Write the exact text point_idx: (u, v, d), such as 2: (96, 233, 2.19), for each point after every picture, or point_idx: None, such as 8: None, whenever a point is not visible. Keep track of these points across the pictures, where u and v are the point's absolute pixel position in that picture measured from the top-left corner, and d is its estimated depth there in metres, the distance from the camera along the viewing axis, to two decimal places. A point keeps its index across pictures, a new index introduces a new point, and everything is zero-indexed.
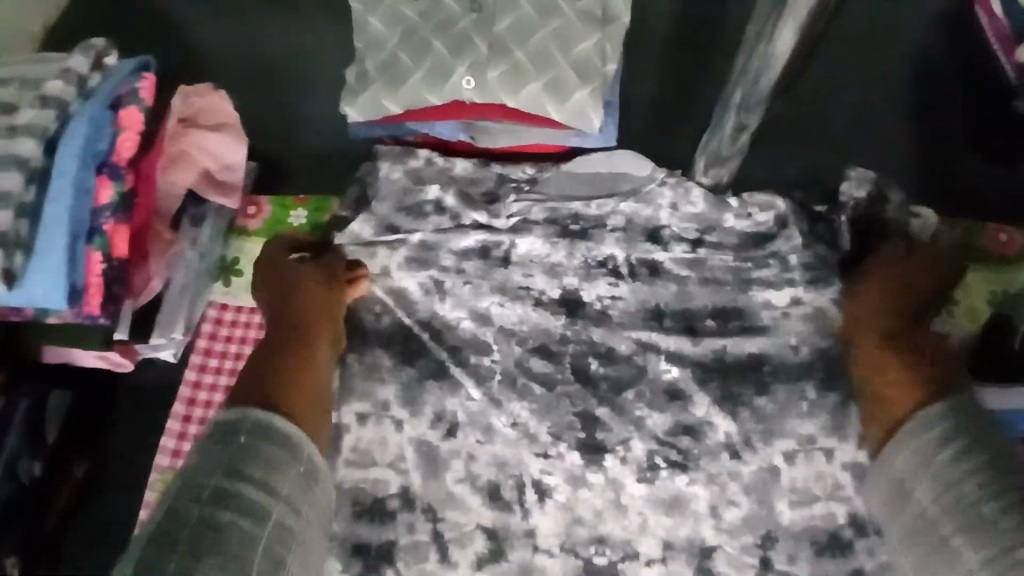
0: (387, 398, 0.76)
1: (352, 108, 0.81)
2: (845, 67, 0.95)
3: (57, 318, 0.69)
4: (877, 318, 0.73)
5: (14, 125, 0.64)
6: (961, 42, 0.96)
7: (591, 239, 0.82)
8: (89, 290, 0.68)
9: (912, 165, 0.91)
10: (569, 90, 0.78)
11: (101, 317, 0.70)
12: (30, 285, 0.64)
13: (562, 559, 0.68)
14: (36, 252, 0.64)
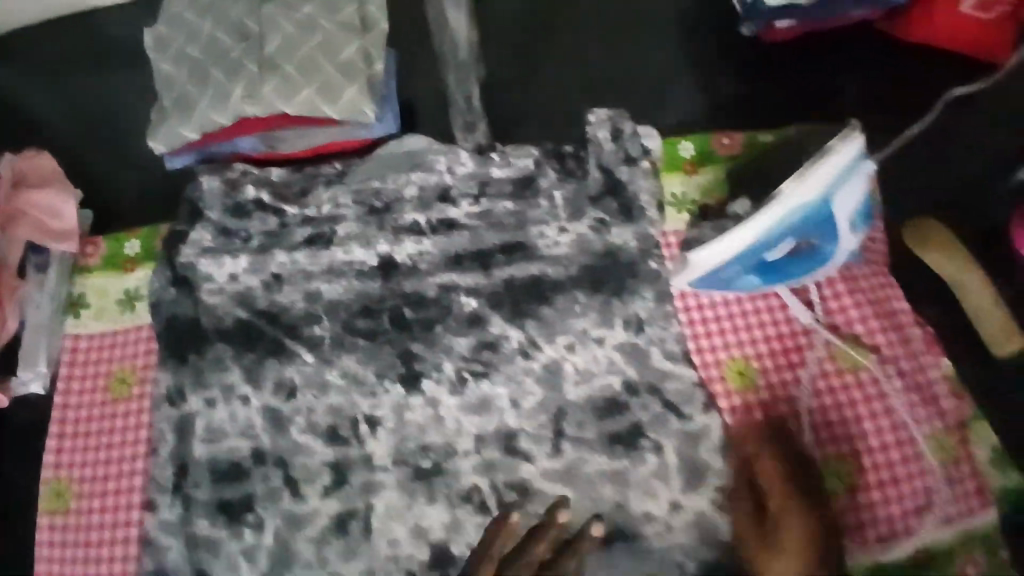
0: (234, 379, 0.86)
1: (156, 141, 0.93)
2: (597, 23, 1.12)
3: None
4: (763, 466, 0.79)
5: None
6: None
7: (394, 211, 0.97)
8: None
9: (670, 91, 1.10)
10: (338, 91, 0.92)
11: None
12: None
13: (395, 471, 0.82)
14: None
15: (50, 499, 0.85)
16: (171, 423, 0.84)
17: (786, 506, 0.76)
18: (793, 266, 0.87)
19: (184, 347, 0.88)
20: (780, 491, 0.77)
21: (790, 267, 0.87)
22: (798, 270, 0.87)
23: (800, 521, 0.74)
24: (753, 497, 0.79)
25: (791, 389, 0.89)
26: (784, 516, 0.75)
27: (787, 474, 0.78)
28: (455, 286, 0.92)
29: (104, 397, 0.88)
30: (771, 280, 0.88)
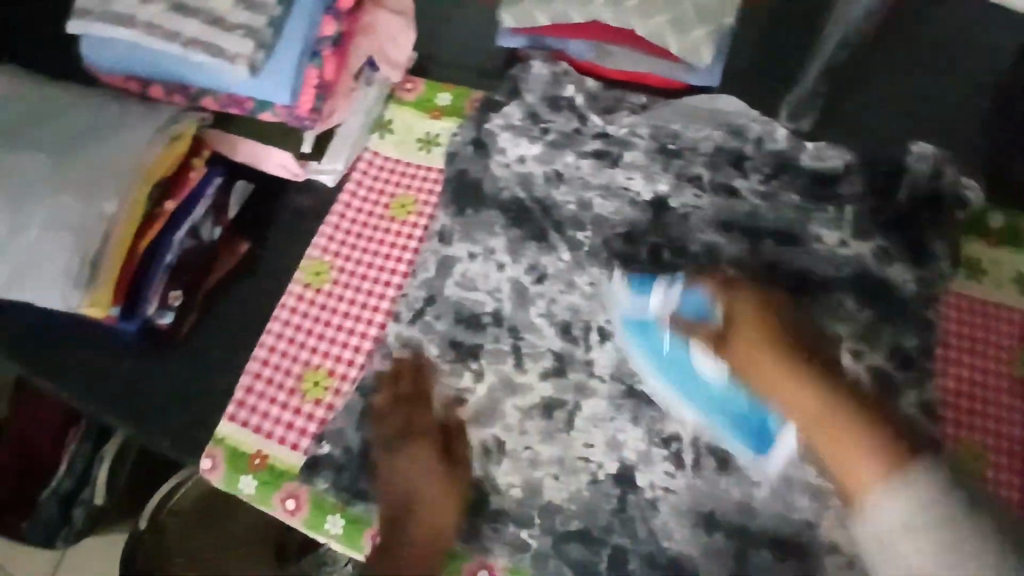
0: (495, 245, 0.93)
1: (507, 14, 0.98)
2: (938, 64, 1.05)
3: (272, 116, 0.84)
4: (771, 354, 0.69)
5: None
6: None
7: (685, 159, 0.96)
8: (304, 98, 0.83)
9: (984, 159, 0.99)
10: (689, 27, 0.94)
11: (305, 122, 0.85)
12: (263, 82, 0.80)
13: (609, 385, 0.84)
14: (274, 56, 0.79)
15: (310, 274, 0.92)
16: (435, 257, 0.92)
17: (789, 377, 0.68)
18: (682, 294, 0.78)
19: (464, 201, 0.96)
20: (778, 354, 0.69)
21: (682, 307, 0.77)
22: (691, 291, 0.77)
23: (845, 453, 0.63)
24: (759, 380, 0.70)
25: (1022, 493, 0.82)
26: (792, 381, 0.67)
27: (795, 344, 0.70)
28: (717, 250, 0.91)
29: (383, 212, 0.96)
30: (696, 395, 0.78)
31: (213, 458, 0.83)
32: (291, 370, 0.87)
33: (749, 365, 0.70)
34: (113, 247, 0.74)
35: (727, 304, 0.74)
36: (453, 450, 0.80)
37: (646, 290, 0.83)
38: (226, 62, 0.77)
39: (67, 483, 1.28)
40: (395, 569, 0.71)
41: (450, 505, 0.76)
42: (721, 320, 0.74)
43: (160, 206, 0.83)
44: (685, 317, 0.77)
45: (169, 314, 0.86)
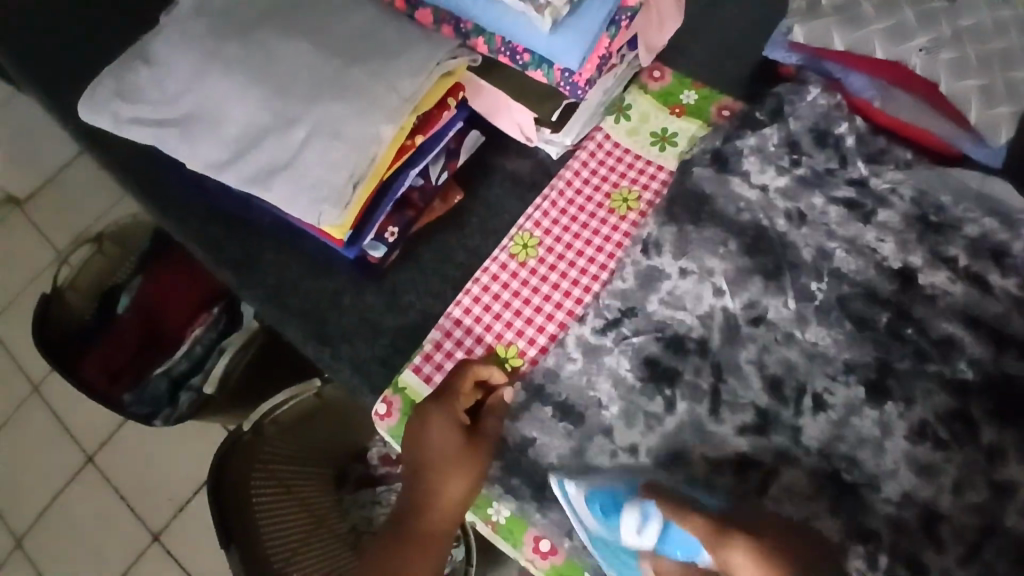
0: (714, 268, 0.85)
1: (800, 27, 0.90)
2: None
3: (545, 75, 0.79)
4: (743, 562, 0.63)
5: None
6: None
7: (942, 236, 0.86)
8: (586, 66, 0.78)
9: None
10: (996, 100, 0.85)
11: (578, 91, 0.79)
12: (559, 39, 0.74)
13: (815, 460, 0.76)
14: (579, 13, 0.73)
15: (519, 246, 0.87)
16: (636, 267, 0.85)
17: None
18: (659, 533, 0.67)
19: (692, 212, 0.88)
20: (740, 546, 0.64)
21: (663, 547, 0.67)
22: (673, 533, 0.67)
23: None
24: None
25: None
26: None
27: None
28: (960, 344, 0.80)
29: (603, 201, 0.90)
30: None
31: (389, 404, 0.81)
32: (482, 338, 0.83)
33: (746, 569, 0.63)
34: (375, 171, 0.71)
35: (719, 555, 0.64)
36: (477, 428, 0.79)
37: (615, 515, 0.70)
38: (532, 10, 0.72)
39: (184, 365, 1.30)
40: (406, 524, 0.79)
41: (461, 492, 0.77)
42: (718, 571, 0.64)
43: (411, 138, 0.77)
44: (669, 564, 0.67)
45: (381, 247, 0.83)
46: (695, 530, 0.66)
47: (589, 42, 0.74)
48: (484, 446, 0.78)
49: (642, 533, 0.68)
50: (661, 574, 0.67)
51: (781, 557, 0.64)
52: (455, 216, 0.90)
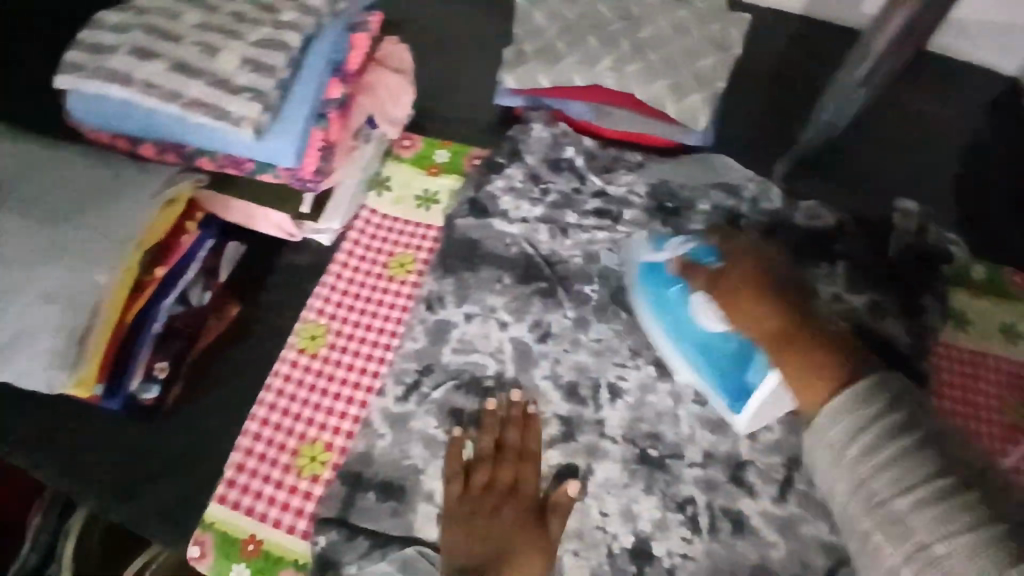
0: (495, 303, 0.92)
1: (510, 76, 1.00)
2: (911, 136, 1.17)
3: (274, 176, 0.86)
4: (764, 309, 0.75)
5: (279, 21, 0.82)
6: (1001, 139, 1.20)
7: (682, 218, 0.99)
8: (308, 158, 0.85)
9: (960, 222, 1.10)
10: (686, 92, 0.97)
11: (308, 183, 0.86)
12: (271, 143, 0.81)
13: (622, 447, 0.84)
14: (280, 119, 0.81)
15: (307, 338, 0.91)
16: (424, 325, 0.90)
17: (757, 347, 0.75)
18: (686, 244, 0.84)
19: (465, 259, 0.95)
20: (759, 307, 0.75)
21: (685, 249, 0.83)
22: (702, 245, 0.82)
23: (805, 369, 0.71)
24: (789, 380, 0.72)
25: None
26: (757, 305, 0.75)
27: (738, 288, 0.77)
28: None
29: (382, 271, 0.95)
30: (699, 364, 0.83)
31: (202, 545, 0.79)
32: (286, 445, 0.84)
33: (770, 337, 0.74)
34: (103, 321, 0.76)
35: (728, 255, 0.79)
36: (510, 452, 0.81)
37: (672, 245, 0.87)
38: (231, 125, 0.78)
39: (35, 556, 0.89)
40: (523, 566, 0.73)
41: (529, 526, 0.76)
42: (721, 263, 0.79)
43: (150, 272, 0.82)
44: (688, 259, 0.82)
45: (155, 387, 0.84)
46: (727, 242, 0.81)
47: (300, 140, 0.82)
48: (461, 485, 0.79)
49: (680, 248, 0.85)
50: (678, 269, 0.83)
51: (794, 333, 0.73)
52: (241, 328, 0.93)
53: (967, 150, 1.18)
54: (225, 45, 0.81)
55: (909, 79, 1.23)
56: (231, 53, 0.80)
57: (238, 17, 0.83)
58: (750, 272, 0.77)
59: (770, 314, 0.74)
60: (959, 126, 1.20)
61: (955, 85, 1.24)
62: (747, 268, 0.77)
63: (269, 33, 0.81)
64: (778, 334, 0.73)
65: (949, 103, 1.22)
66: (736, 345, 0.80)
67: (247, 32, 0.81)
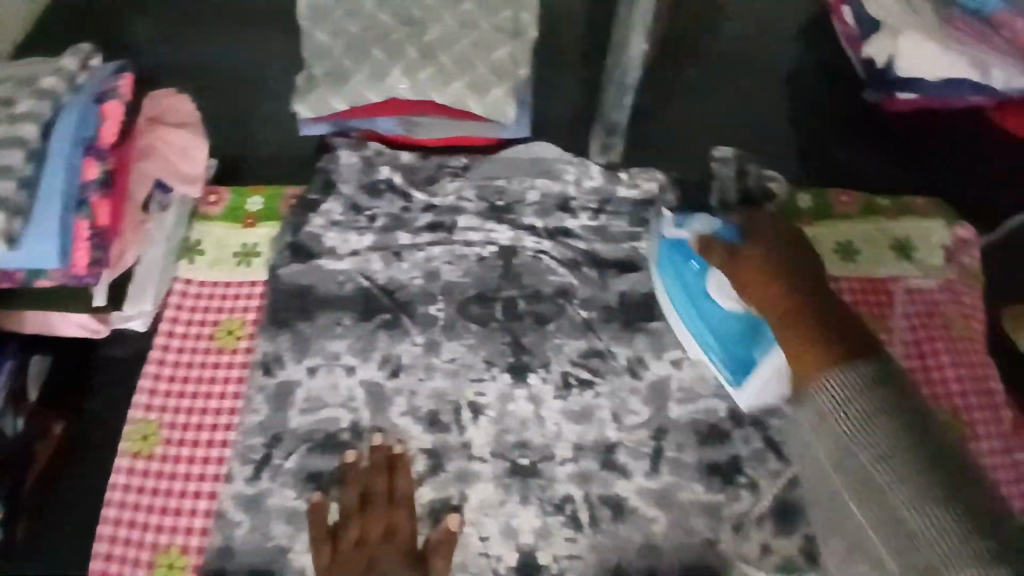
0: (338, 350, 0.87)
1: (302, 107, 0.94)
2: (728, 76, 1.20)
3: (49, 279, 0.81)
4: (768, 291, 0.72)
5: (16, 114, 0.78)
6: (814, 59, 1.24)
7: (514, 213, 0.98)
8: (78, 252, 0.80)
9: (787, 151, 1.14)
10: (488, 87, 0.94)
11: (88, 278, 0.81)
12: (28, 247, 0.77)
13: (492, 464, 0.82)
14: (34, 219, 0.77)
15: (137, 441, 0.85)
16: (266, 390, 0.86)
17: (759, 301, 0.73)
18: (713, 224, 0.78)
19: (298, 310, 0.90)
20: (762, 279, 0.72)
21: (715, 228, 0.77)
22: (727, 224, 0.77)
23: (799, 316, 0.70)
24: (754, 302, 0.73)
25: None
26: (769, 288, 0.72)
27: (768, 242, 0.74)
28: (573, 288, 0.94)
29: (208, 344, 0.91)
30: (694, 317, 0.85)
31: None
32: (140, 557, 0.79)
33: (770, 267, 0.73)
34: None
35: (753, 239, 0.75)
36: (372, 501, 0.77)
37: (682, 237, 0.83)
38: None
39: None
40: None
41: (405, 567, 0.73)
42: (750, 241, 0.75)
43: None
44: (711, 237, 0.77)
45: None
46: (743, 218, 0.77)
47: (61, 236, 0.78)
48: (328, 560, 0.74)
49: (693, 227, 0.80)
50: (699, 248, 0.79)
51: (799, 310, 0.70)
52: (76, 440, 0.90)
53: (785, 79, 1.21)
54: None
55: (715, 22, 1.26)
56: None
57: None
58: (788, 240, 0.75)
59: (772, 260, 0.73)
60: (772, 56, 1.24)
61: (762, 14, 1.27)
62: (783, 258, 0.73)
63: (5, 130, 0.77)
64: (806, 282, 0.71)
65: (761, 33, 1.26)
66: (745, 321, 0.79)
67: None
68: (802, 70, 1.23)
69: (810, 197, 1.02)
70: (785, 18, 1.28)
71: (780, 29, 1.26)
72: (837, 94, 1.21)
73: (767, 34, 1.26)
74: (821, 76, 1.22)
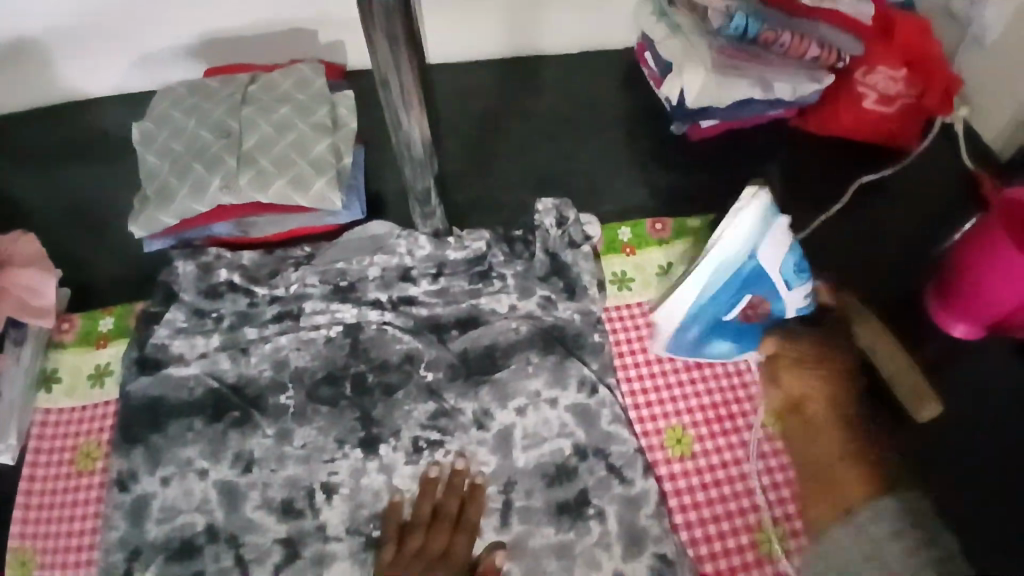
0: (190, 454, 0.90)
1: (136, 228, 1.00)
2: (555, 124, 1.30)
3: None
4: None
5: None
6: (636, 91, 1.35)
7: (358, 291, 1.03)
8: None
9: (619, 184, 1.24)
10: (308, 183, 1.01)
11: None
12: None
13: (348, 541, 0.85)
14: None
15: (16, 568, 0.87)
16: (121, 508, 0.87)
17: None
18: None
19: (149, 423, 0.91)
20: None
21: None
22: None
23: None
24: None
25: (732, 436, 0.95)
26: None
27: None
28: (418, 353, 0.99)
29: (68, 470, 0.93)
30: None
31: None
32: None
33: None
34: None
35: None
36: None
37: None
38: None
39: None
40: None
41: None
42: None
43: None
44: None
45: None
46: None
47: None
48: None
49: None
50: None
51: None
52: None
53: (610, 117, 1.32)
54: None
55: (535, 75, 1.36)
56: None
57: None
58: None
59: None
60: (595, 97, 1.35)
61: (584, 62, 1.39)
62: None
63: None
64: None
65: (583, 78, 1.36)
66: None
67: None
68: (626, 104, 1.34)
69: (629, 229, 1.11)
70: (606, 60, 1.39)
71: (601, 70, 1.38)
72: (659, 121, 1.32)
73: (588, 79, 1.36)
74: (643, 106, 1.33)
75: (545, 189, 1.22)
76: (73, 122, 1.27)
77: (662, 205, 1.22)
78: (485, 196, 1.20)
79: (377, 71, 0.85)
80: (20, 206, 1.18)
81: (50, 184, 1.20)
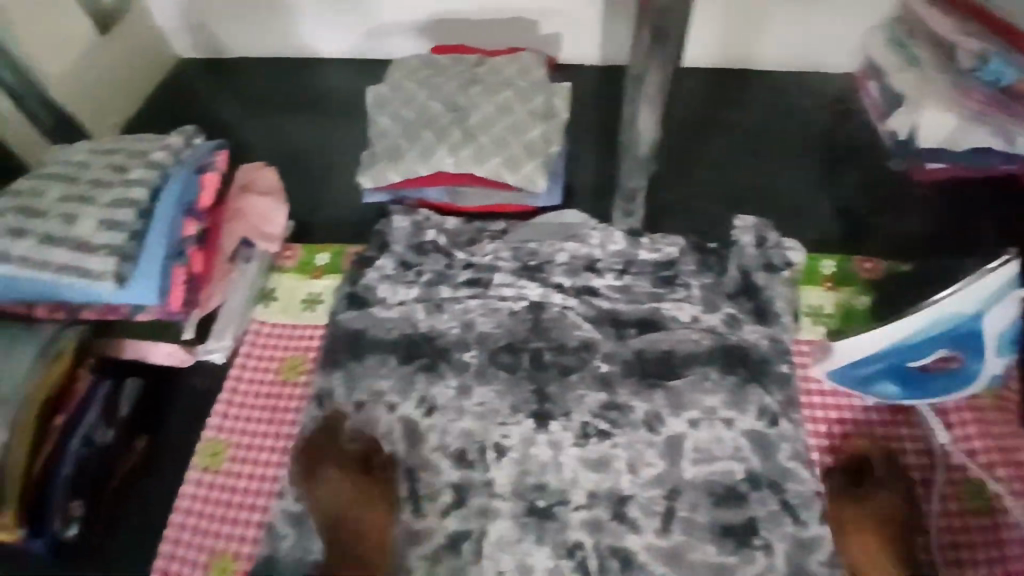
0: (382, 388, 0.98)
1: (364, 177, 1.10)
2: (754, 145, 1.28)
3: (148, 313, 0.97)
4: None
5: (129, 180, 0.93)
6: (849, 122, 1.31)
7: (546, 272, 1.07)
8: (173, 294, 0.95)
9: (818, 216, 1.19)
10: (519, 163, 1.06)
11: (178, 312, 0.97)
12: (134, 288, 0.91)
13: (512, 503, 0.89)
14: (140, 267, 0.91)
15: (207, 456, 0.98)
16: (316, 421, 0.97)
17: None
18: None
19: (350, 352, 1.01)
20: None
21: None
22: None
23: None
24: None
25: (919, 502, 0.89)
26: None
27: None
28: (595, 342, 1.00)
29: (274, 378, 1.04)
30: None
31: None
32: (197, 560, 0.90)
33: None
34: (6, 475, 0.84)
35: None
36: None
37: None
38: (94, 280, 0.88)
39: None
40: None
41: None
42: None
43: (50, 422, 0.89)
44: None
45: (75, 524, 0.91)
46: None
47: (160, 281, 0.92)
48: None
49: None
50: None
51: None
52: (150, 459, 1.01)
53: (816, 146, 1.28)
54: (81, 212, 0.90)
55: (740, 94, 1.35)
56: (88, 219, 0.90)
57: (95, 183, 0.93)
58: None
59: None
60: (801, 125, 1.31)
61: (792, 88, 1.36)
62: None
63: (119, 192, 0.92)
64: None
65: (792, 104, 1.34)
66: None
67: (100, 195, 0.92)
68: (834, 137, 1.29)
69: (833, 262, 1.08)
70: (819, 89, 1.36)
71: (815, 96, 1.35)
72: (873, 154, 1.27)
73: (795, 109, 1.33)
74: (856, 140, 1.29)
75: (733, 208, 1.20)
76: (306, 75, 1.44)
77: (859, 243, 1.15)
78: (673, 203, 1.20)
79: (636, 67, 0.88)
80: (250, 141, 1.35)
81: (275, 128, 1.36)
